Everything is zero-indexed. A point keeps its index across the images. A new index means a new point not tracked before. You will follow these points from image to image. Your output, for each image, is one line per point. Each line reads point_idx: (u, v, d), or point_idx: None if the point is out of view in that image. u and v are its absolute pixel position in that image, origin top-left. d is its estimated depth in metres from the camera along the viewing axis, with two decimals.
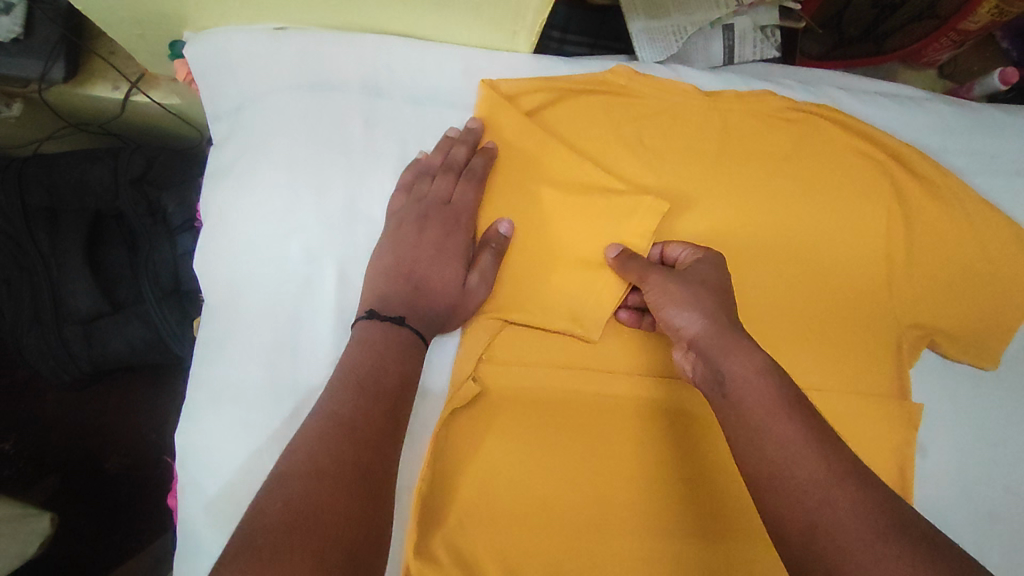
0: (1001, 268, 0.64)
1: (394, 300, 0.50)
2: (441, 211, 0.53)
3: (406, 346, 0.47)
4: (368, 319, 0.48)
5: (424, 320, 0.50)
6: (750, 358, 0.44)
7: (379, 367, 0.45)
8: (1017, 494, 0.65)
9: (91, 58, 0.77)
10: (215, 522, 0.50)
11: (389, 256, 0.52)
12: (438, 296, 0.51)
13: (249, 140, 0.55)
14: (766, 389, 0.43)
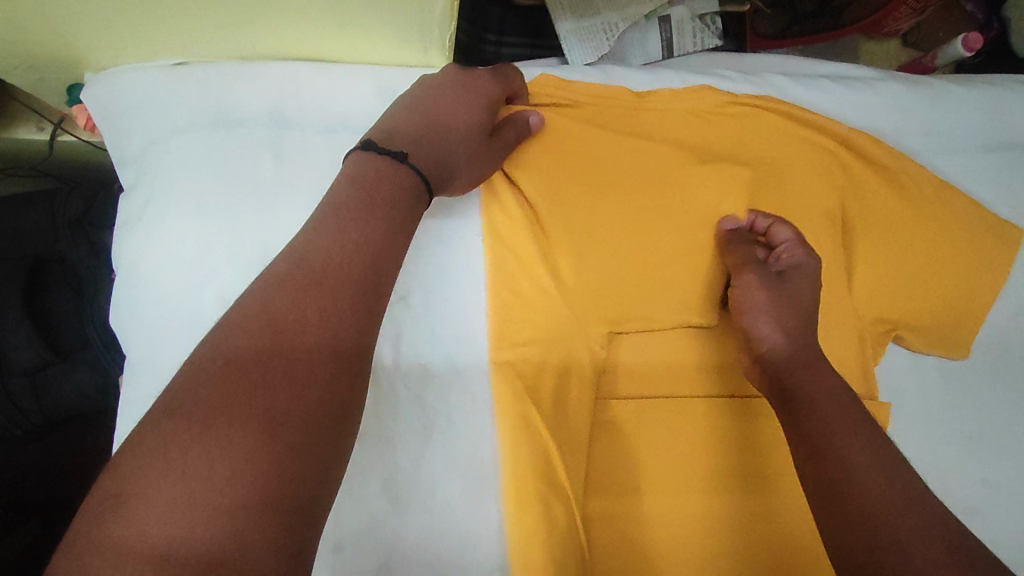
0: (960, 251, 0.62)
1: (396, 139, 0.47)
2: (477, 80, 0.54)
3: (404, 181, 0.44)
4: (365, 149, 0.45)
5: (430, 158, 0.47)
6: (825, 378, 0.48)
7: (358, 208, 0.40)
8: (997, 486, 0.62)
9: (10, 103, 0.73)
10: None
11: (407, 104, 0.51)
12: (451, 136, 0.49)
13: (156, 184, 0.52)
14: (837, 401, 0.46)
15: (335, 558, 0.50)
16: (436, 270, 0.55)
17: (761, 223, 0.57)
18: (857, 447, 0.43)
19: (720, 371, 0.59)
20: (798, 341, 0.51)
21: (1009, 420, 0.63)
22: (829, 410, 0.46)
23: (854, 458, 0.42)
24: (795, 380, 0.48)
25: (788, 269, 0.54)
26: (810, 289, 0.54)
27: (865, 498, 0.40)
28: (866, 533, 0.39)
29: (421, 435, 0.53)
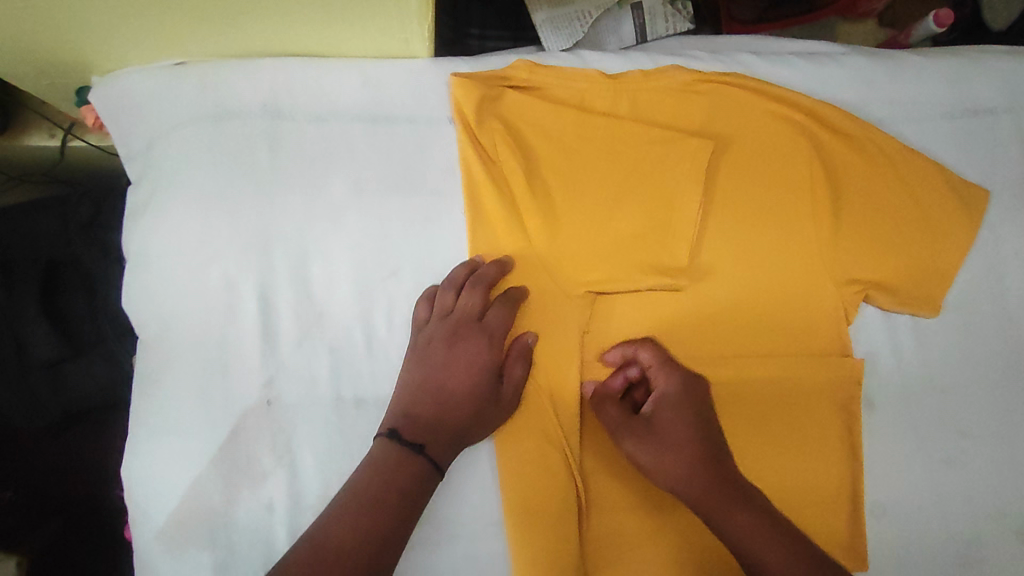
0: (927, 213, 0.65)
1: (418, 422, 0.52)
2: (470, 325, 0.56)
3: (424, 474, 0.50)
4: (389, 439, 0.51)
5: (450, 437, 0.53)
6: (744, 508, 0.50)
7: (373, 506, 0.47)
8: (968, 435, 0.66)
9: (23, 112, 0.78)
10: (165, 548, 0.54)
11: (416, 372, 0.55)
12: (460, 434, 0.53)
13: (162, 176, 0.56)
14: (761, 530, 0.49)
15: None
16: (425, 245, 0.57)
17: (628, 371, 0.59)
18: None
19: (703, 333, 0.62)
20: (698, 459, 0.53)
21: (983, 372, 0.66)
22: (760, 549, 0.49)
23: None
24: (724, 527, 0.50)
25: (656, 405, 0.56)
26: (696, 396, 0.56)
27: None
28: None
29: None
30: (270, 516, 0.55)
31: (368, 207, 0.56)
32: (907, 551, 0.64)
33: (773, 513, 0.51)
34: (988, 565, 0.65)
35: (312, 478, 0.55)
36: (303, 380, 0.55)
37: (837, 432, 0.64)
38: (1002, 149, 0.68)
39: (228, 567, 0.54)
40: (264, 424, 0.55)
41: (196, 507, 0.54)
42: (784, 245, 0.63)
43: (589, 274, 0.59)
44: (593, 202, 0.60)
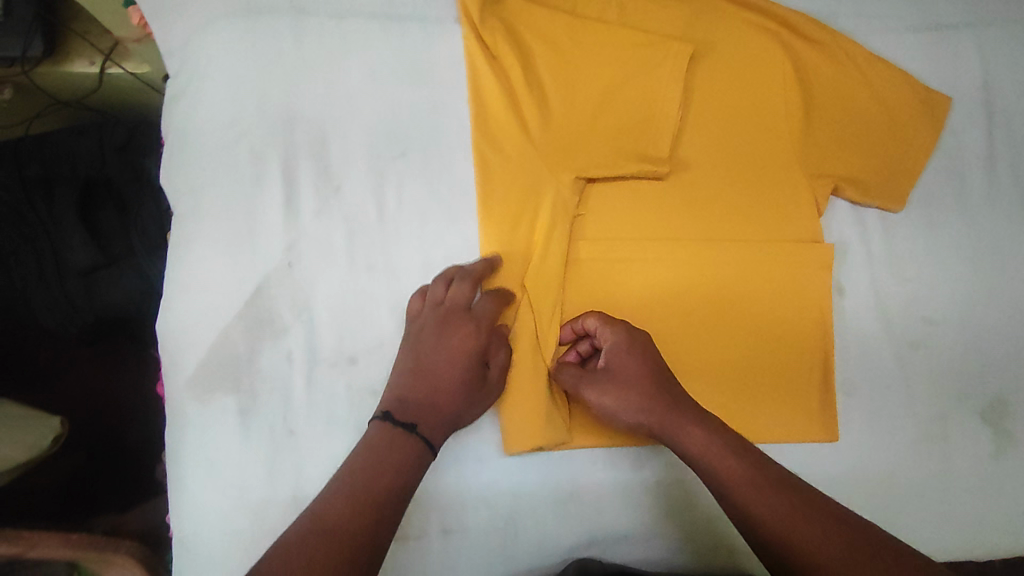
0: (894, 114, 0.70)
1: (408, 405, 0.55)
2: (459, 313, 0.59)
3: (412, 450, 0.52)
4: (383, 420, 0.53)
5: (441, 419, 0.55)
6: (707, 437, 0.53)
7: (370, 470, 0.49)
8: (932, 321, 0.72)
9: (69, 38, 0.85)
10: (196, 391, 0.61)
11: (409, 355, 0.58)
12: (450, 422, 0.56)
13: (196, 65, 0.63)
14: (725, 455, 0.52)
15: (351, 368, 0.62)
16: (431, 131, 0.64)
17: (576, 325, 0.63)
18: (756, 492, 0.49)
19: (684, 221, 0.68)
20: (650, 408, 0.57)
21: (945, 264, 0.72)
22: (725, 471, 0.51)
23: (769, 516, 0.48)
24: (683, 442, 0.54)
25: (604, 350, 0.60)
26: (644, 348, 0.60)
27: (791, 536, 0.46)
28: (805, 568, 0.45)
29: (420, 268, 0.63)
30: (289, 368, 0.61)
31: (380, 94, 0.63)
32: (874, 426, 0.70)
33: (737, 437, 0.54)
34: (952, 442, 0.71)
35: (327, 335, 0.62)
36: (321, 247, 0.62)
37: (810, 315, 0.69)
38: (963, 60, 0.74)
39: (253, 411, 0.61)
40: (286, 285, 0.61)
41: (224, 355, 0.61)
42: (758, 142, 0.69)
43: (581, 162, 0.64)
44: (584, 94, 0.65)
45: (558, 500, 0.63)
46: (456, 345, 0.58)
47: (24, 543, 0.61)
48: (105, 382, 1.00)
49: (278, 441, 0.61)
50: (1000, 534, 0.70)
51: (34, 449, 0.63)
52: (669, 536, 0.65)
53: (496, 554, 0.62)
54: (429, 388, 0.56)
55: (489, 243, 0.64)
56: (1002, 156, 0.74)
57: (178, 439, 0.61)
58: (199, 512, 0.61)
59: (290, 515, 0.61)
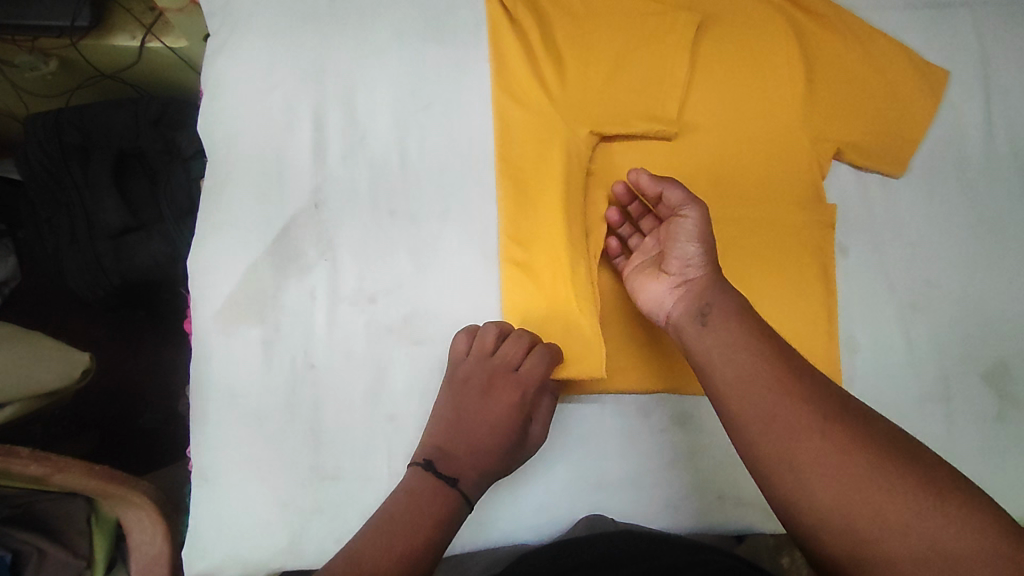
0: (895, 85, 0.74)
1: (452, 459, 0.60)
2: (506, 376, 0.62)
3: (450, 503, 0.57)
4: (425, 469, 0.58)
5: (479, 469, 0.60)
6: (761, 383, 0.50)
7: (409, 516, 0.55)
8: (937, 284, 0.73)
9: (113, 14, 0.91)
10: (222, 325, 0.63)
11: (452, 412, 0.62)
12: (490, 462, 0.61)
13: (236, 20, 0.67)
14: (773, 409, 0.48)
15: (371, 306, 0.64)
16: (455, 91, 0.69)
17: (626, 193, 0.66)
18: (812, 449, 0.46)
19: (693, 178, 0.71)
20: (708, 284, 0.56)
21: (946, 228, 0.74)
22: (770, 422, 0.48)
23: (813, 483, 0.45)
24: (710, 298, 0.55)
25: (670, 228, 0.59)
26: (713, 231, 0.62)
27: (832, 506, 0.44)
28: (834, 537, 0.44)
29: (440, 214, 0.66)
30: (312, 303, 0.64)
31: (407, 52, 0.69)
32: (878, 384, 0.71)
33: (804, 392, 0.49)
34: (955, 403, 0.71)
35: (349, 273, 0.65)
36: (346, 189, 0.66)
37: (815, 271, 0.71)
38: (959, 36, 0.78)
39: (276, 343, 0.63)
40: (312, 225, 0.65)
41: (251, 289, 0.63)
42: (765, 107, 0.72)
43: (595, 121, 0.67)
44: (601, 55, 0.68)
45: (566, 439, 0.66)
46: (503, 398, 0.62)
47: (52, 465, 0.62)
48: (124, 356, 1.02)
49: (300, 373, 0.63)
50: (1007, 498, 0.69)
51: (66, 378, 0.66)
52: (675, 483, 0.66)
53: (506, 490, 0.65)
54: (469, 433, 0.61)
55: (507, 192, 0.66)
56: (1000, 127, 0.77)
57: (201, 370, 0.63)
58: (217, 442, 0.62)
59: (309, 447, 0.62)
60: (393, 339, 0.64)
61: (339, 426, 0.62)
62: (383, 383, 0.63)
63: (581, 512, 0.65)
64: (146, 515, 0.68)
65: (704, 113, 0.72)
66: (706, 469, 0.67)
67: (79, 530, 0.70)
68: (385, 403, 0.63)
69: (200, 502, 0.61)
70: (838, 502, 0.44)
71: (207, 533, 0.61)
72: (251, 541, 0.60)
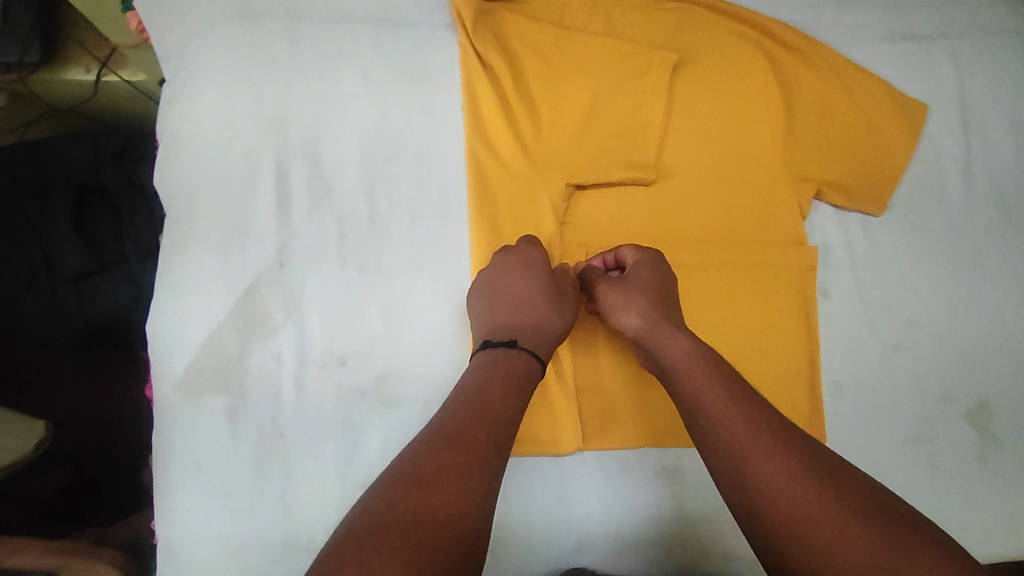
0: (876, 120, 0.73)
1: (506, 330, 0.58)
2: (514, 252, 0.62)
3: (520, 359, 0.55)
4: (484, 349, 0.56)
5: (537, 331, 0.58)
6: (710, 373, 0.53)
7: (482, 389, 0.51)
8: (919, 323, 0.73)
9: (66, 46, 0.86)
10: (184, 394, 0.60)
11: (484, 297, 0.61)
12: (540, 315, 0.59)
13: (192, 68, 0.64)
14: (733, 408, 0.50)
15: (341, 368, 0.62)
16: (426, 137, 0.66)
17: (607, 255, 0.66)
18: (780, 477, 0.46)
19: (673, 225, 0.69)
20: (658, 318, 0.58)
21: (927, 266, 0.74)
22: (727, 416, 0.49)
23: (731, 435, 0.49)
24: (666, 351, 0.56)
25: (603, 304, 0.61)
26: (659, 276, 0.61)
27: (781, 500, 0.45)
28: (769, 513, 0.45)
29: (411, 269, 0.64)
30: (279, 368, 0.61)
31: (372, 99, 0.66)
32: (862, 428, 0.70)
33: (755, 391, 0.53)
34: (939, 445, 0.71)
35: (318, 335, 0.62)
36: (313, 245, 0.63)
37: (799, 319, 0.70)
38: (938, 69, 0.77)
39: (242, 412, 0.60)
40: (277, 285, 0.62)
41: (214, 355, 0.60)
42: (745, 146, 0.71)
43: (571, 170, 0.66)
44: (573, 100, 0.67)
45: (546, 500, 0.64)
46: (518, 268, 0.61)
47: None
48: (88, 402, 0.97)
49: (267, 442, 0.60)
50: (993, 540, 0.69)
51: (19, 451, 0.62)
52: (660, 541, 0.65)
53: (486, 555, 0.62)
54: (512, 301, 0.59)
55: (483, 245, 0.64)
56: (978, 161, 0.76)
57: (164, 441, 0.60)
58: (182, 517, 0.59)
59: (280, 519, 0.59)
60: (366, 403, 0.62)
61: (312, 497, 0.60)
62: (357, 449, 0.61)
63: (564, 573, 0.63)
64: None
65: (684, 156, 0.70)
66: (690, 523, 0.65)
67: None
68: (358, 470, 0.60)
69: None
70: (781, 485, 0.45)
71: None
72: None
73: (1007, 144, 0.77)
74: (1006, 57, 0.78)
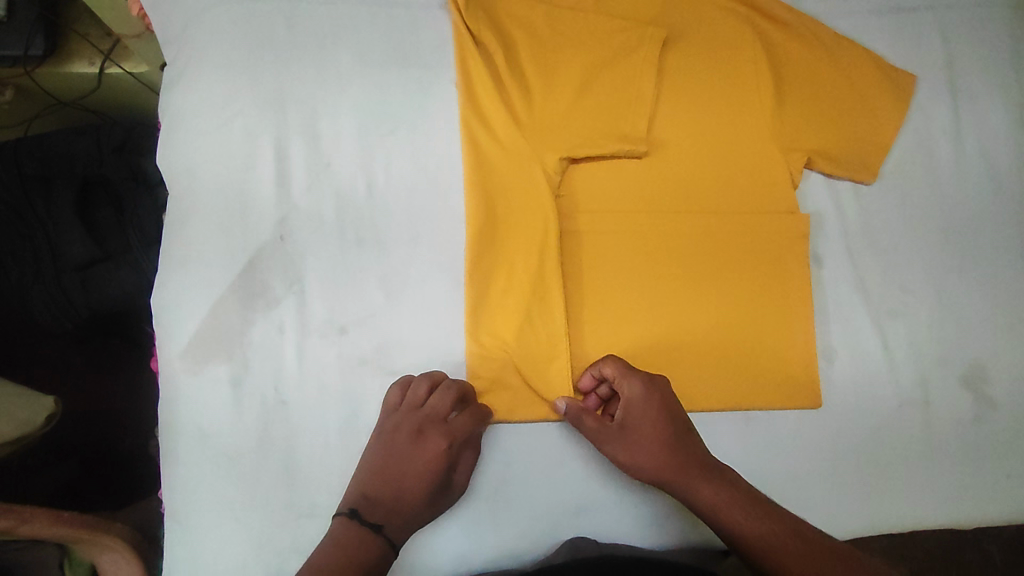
0: (864, 91, 0.74)
1: (376, 505, 0.58)
2: (435, 423, 0.60)
3: (377, 551, 0.55)
4: (350, 517, 0.56)
5: (404, 520, 0.58)
6: (746, 511, 0.55)
7: (347, 554, 0.53)
8: (912, 289, 0.73)
9: (70, 40, 0.89)
10: (188, 364, 0.61)
11: (380, 459, 0.60)
12: (413, 502, 0.59)
13: (192, 50, 0.66)
14: (772, 538, 0.53)
15: (341, 338, 0.63)
16: (422, 113, 0.68)
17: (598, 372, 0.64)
18: None
19: (667, 195, 0.70)
20: (679, 467, 0.59)
21: (918, 232, 0.75)
22: (765, 544, 0.53)
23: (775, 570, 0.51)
24: (692, 494, 0.58)
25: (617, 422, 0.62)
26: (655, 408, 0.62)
27: None
28: None
29: (409, 241, 0.65)
30: (280, 339, 0.62)
31: (368, 78, 0.67)
32: (858, 393, 0.71)
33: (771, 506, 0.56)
34: (933, 407, 0.71)
35: (318, 307, 0.63)
36: (311, 220, 0.64)
37: (792, 287, 0.71)
38: (923, 39, 0.78)
39: (244, 381, 0.61)
40: (277, 258, 0.63)
41: (216, 328, 0.62)
42: (736, 120, 0.72)
43: (563, 145, 0.68)
44: (564, 77, 0.69)
45: (545, 467, 0.65)
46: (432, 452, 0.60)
47: (16, 517, 0.59)
48: (97, 390, 0.99)
49: (270, 411, 0.61)
50: (988, 500, 0.70)
51: (27, 424, 0.64)
52: (659, 503, 0.66)
53: (485, 521, 0.63)
54: (397, 487, 0.59)
55: (479, 219, 0.66)
56: (967, 127, 0.77)
57: (169, 413, 0.61)
58: (188, 485, 0.60)
59: (283, 486, 0.60)
60: (366, 371, 0.63)
61: (314, 462, 0.61)
62: (357, 417, 0.62)
63: (563, 536, 0.64)
64: (122, 556, 0.67)
65: (676, 130, 0.71)
66: None
67: None
68: (360, 437, 0.62)
69: (175, 545, 0.60)
70: None
71: None
72: None
73: (995, 112, 0.78)
74: (992, 26, 0.79)
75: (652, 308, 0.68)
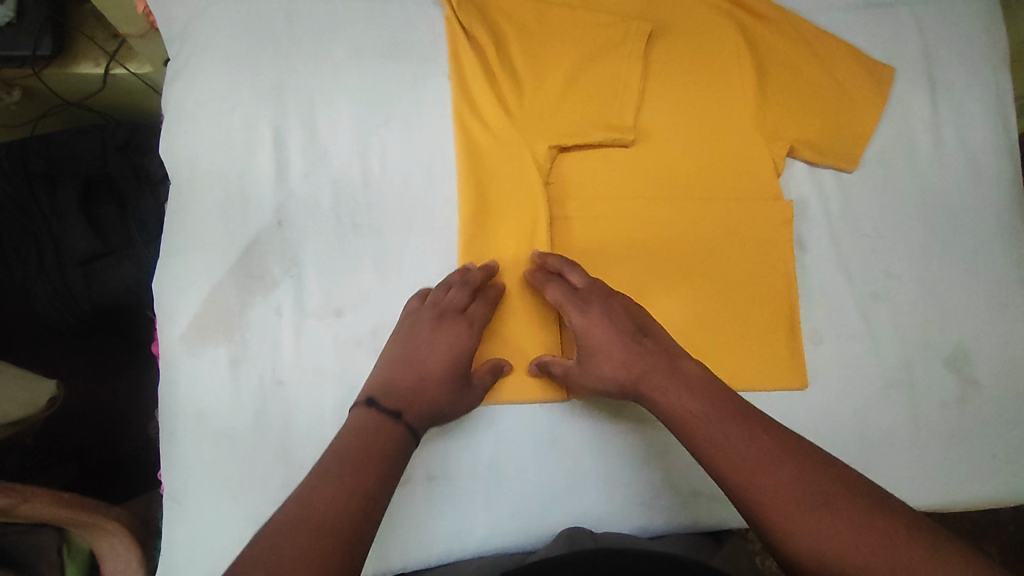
0: (844, 82, 0.76)
1: (395, 391, 0.57)
2: (455, 316, 0.62)
3: (395, 433, 0.54)
4: (368, 407, 0.55)
5: (425, 406, 0.57)
6: (736, 423, 0.52)
7: (339, 465, 0.49)
8: (895, 273, 0.75)
9: (77, 42, 0.92)
10: (188, 344, 0.63)
11: (400, 351, 0.60)
12: (434, 387, 0.59)
13: (195, 44, 0.68)
14: (764, 449, 0.49)
15: (338, 320, 0.65)
16: (416, 105, 0.70)
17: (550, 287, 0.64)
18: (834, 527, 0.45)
19: (655, 180, 0.73)
20: (657, 363, 0.58)
21: (900, 218, 0.77)
22: (762, 459, 0.49)
23: (769, 485, 0.48)
24: (661, 402, 0.56)
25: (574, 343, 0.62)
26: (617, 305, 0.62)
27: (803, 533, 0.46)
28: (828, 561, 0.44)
29: (403, 227, 0.67)
30: (278, 319, 0.64)
31: (365, 70, 0.70)
32: (844, 374, 0.72)
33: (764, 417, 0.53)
34: (919, 388, 0.73)
35: (315, 290, 0.65)
36: (308, 205, 0.66)
37: (777, 271, 0.73)
38: (901, 34, 0.81)
39: (243, 360, 0.63)
40: (275, 242, 0.65)
41: (216, 308, 0.63)
42: (720, 109, 0.74)
43: (553, 132, 0.70)
44: (553, 70, 0.71)
45: (537, 446, 0.66)
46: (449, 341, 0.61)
47: (17, 496, 0.60)
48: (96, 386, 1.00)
49: (268, 390, 0.63)
50: (975, 479, 0.71)
51: (29, 407, 0.65)
52: (651, 481, 0.67)
53: (478, 499, 0.64)
54: (415, 367, 0.59)
55: (471, 204, 0.68)
56: (946, 117, 0.80)
57: (169, 391, 0.62)
58: (187, 462, 0.61)
59: (280, 463, 0.61)
60: (361, 351, 0.64)
61: (311, 440, 0.62)
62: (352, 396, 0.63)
63: (557, 512, 0.65)
64: (120, 540, 0.67)
65: (662, 120, 0.74)
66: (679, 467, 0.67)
67: (51, 561, 0.69)
68: None
69: (174, 522, 0.61)
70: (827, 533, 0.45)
71: (181, 555, 0.60)
72: (223, 559, 0.60)
73: (972, 102, 0.80)
74: (968, 20, 0.82)
75: (642, 285, 0.70)
